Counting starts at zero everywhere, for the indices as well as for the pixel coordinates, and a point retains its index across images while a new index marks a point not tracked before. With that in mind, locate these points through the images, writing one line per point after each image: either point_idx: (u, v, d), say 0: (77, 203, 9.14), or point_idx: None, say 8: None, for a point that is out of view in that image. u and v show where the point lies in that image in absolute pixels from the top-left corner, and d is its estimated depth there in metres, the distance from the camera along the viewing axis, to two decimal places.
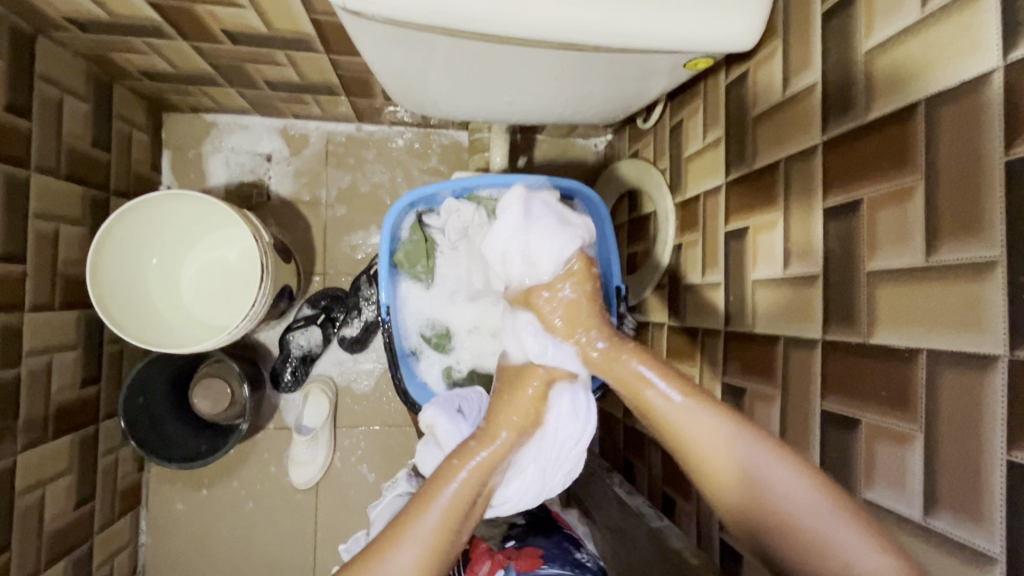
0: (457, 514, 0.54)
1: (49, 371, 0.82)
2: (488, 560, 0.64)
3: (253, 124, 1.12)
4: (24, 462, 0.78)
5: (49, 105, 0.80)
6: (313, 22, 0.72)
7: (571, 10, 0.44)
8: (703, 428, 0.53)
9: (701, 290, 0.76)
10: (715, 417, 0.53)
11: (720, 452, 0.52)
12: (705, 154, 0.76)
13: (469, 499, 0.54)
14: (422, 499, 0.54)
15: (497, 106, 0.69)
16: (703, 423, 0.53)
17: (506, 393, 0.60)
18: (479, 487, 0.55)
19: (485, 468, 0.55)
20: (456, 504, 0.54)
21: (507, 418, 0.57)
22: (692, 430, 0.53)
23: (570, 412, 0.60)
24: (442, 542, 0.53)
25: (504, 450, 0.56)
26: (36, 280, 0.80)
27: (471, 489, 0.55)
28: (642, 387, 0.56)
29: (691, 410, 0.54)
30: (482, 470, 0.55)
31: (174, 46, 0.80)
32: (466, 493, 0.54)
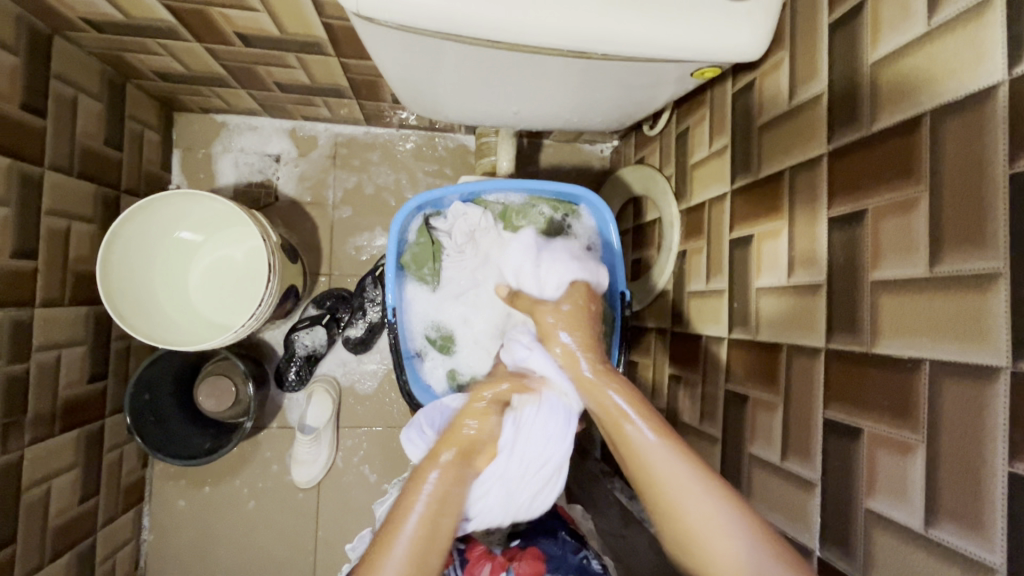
0: (425, 540, 0.53)
1: (57, 366, 0.83)
2: (489, 563, 0.64)
3: (262, 126, 1.13)
4: (31, 456, 0.79)
5: (64, 104, 0.81)
6: (324, 26, 0.73)
7: (580, 18, 0.45)
8: (670, 463, 0.54)
9: (705, 297, 0.77)
10: (678, 452, 0.54)
11: (681, 487, 0.52)
12: (711, 162, 0.76)
13: (432, 520, 0.55)
14: (388, 530, 0.54)
15: (504, 112, 0.70)
16: (669, 459, 0.54)
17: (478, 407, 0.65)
18: (439, 509, 0.56)
19: (441, 486, 0.57)
20: (421, 529, 0.54)
21: (453, 435, 0.61)
22: (657, 464, 0.54)
23: (543, 433, 0.63)
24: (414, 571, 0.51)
25: (455, 465, 0.59)
26: (47, 276, 0.81)
27: (432, 512, 0.55)
28: (619, 417, 0.58)
29: (659, 445, 0.55)
30: (440, 489, 0.57)
31: (187, 48, 0.82)
32: (428, 516, 0.55)
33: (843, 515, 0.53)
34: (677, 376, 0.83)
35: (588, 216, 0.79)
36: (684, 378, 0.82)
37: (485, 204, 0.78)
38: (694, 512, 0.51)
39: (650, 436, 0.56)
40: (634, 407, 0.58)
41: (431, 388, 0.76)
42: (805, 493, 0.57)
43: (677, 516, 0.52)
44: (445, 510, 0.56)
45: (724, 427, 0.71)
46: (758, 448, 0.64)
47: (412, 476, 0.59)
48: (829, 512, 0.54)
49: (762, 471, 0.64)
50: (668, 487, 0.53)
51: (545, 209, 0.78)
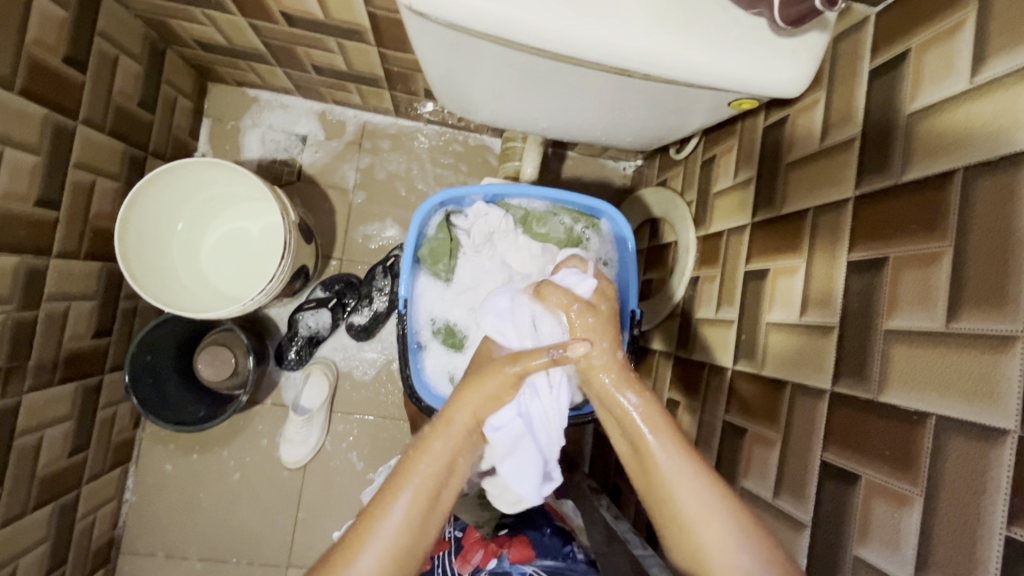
0: (424, 512, 0.51)
1: (65, 317, 0.83)
2: (482, 549, 0.71)
3: (293, 105, 1.14)
4: (28, 404, 0.79)
5: (105, 62, 0.82)
6: (369, 15, 0.74)
7: (629, 35, 0.44)
8: (682, 482, 0.52)
9: (713, 325, 0.77)
10: (699, 474, 0.52)
11: (684, 504, 0.51)
12: (734, 192, 0.77)
13: (434, 490, 0.52)
14: (381, 499, 0.51)
15: (536, 118, 0.69)
16: (685, 475, 0.52)
17: (475, 378, 0.58)
18: (441, 483, 0.53)
19: (448, 455, 0.54)
20: (417, 502, 0.51)
21: (472, 402, 0.56)
22: (673, 484, 0.52)
23: (547, 398, 0.58)
24: (407, 544, 0.50)
25: (465, 434, 0.55)
26: (67, 229, 0.81)
27: (436, 481, 0.52)
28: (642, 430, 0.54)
29: (678, 467, 0.52)
30: (443, 457, 0.53)
31: (232, 21, 0.83)
32: (428, 488, 0.52)
33: (832, 560, 0.52)
34: (676, 402, 0.84)
35: (608, 232, 0.79)
36: (682, 404, 0.82)
37: (508, 207, 0.78)
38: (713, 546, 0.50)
39: (674, 455, 0.53)
40: (662, 420, 0.54)
41: (432, 383, 0.76)
42: (794, 533, 0.57)
43: (676, 529, 0.51)
44: (448, 484, 0.53)
45: (718, 457, 0.71)
46: (751, 482, 0.64)
47: (415, 438, 0.55)
48: (818, 555, 0.54)
49: (753, 505, 0.63)
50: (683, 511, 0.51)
51: (566, 219, 0.78)
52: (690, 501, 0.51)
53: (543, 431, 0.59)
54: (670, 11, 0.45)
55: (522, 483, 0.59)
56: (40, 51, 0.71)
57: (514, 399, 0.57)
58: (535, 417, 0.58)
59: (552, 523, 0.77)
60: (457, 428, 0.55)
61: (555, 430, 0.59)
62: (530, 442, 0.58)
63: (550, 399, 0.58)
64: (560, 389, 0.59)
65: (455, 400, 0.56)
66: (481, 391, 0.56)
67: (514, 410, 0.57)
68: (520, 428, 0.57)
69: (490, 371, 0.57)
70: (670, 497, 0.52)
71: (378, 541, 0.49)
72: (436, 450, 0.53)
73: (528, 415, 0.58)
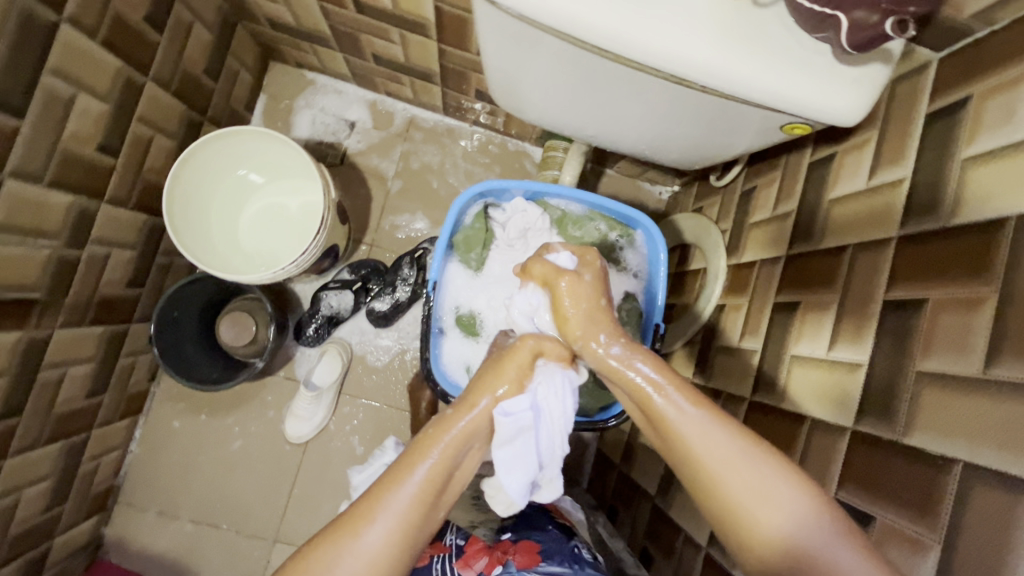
0: (434, 491, 0.51)
1: (106, 262, 0.86)
2: (485, 557, 0.72)
3: (347, 92, 1.18)
4: (58, 339, 0.82)
5: (181, 27, 0.87)
6: (435, 9, 0.77)
7: (692, 44, 0.45)
8: (707, 442, 0.49)
9: (735, 354, 0.76)
10: (729, 436, 0.48)
11: (717, 465, 0.48)
12: (771, 224, 0.76)
13: (449, 468, 0.52)
14: (395, 472, 0.51)
15: (586, 123, 0.70)
16: (706, 429, 0.49)
17: (495, 360, 0.58)
18: (455, 462, 0.53)
19: (465, 437, 0.54)
20: (432, 478, 0.51)
21: (494, 386, 0.55)
22: (694, 443, 0.49)
23: (558, 392, 0.57)
24: (417, 519, 0.50)
25: (484, 419, 0.55)
26: (121, 178, 0.85)
27: (449, 462, 0.53)
28: (647, 390, 0.52)
29: (701, 425, 0.49)
30: (459, 440, 0.53)
31: (304, 2, 0.87)
32: (443, 467, 0.52)
33: None
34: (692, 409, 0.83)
35: (642, 244, 0.78)
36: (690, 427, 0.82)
37: (546, 206, 0.78)
38: (768, 524, 0.46)
39: (689, 409, 0.50)
40: (671, 378, 0.52)
41: (448, 370, 0.76)
42: None
43: (710, 493, 0.48)
44: (460, 467, 0.54)
45: None
46: None
47: (436, 418, 0.55)
48: None
49: None
50: (729, 490, 0.47)
51: (602, 226, 0.78)
52: (723, 461, 0.48)
53: (549, 431, 0.57)
54: (736, 27, 0.45)
55: (510, 477, 0.57)
56: (125, 8, 0.75)
57: (530, 389, 0.56)
58: (545, 414, 0.57)
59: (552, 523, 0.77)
60: (476, 412, 0.54)
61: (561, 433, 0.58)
62: (533, 438, 0.56)
63: (560, 393, 0.57)
64: (569, 392, 0.58)
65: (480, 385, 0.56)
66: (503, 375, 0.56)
67: (528, 402, 0.55)
68: (529, 421, 0.55)
69: (508, 353, 0.58)
70: (709, 473, 0.48)
71: (389, 514, 0.49)
72: (456, 431, 0.54)
73: (539, 409, 0.56)
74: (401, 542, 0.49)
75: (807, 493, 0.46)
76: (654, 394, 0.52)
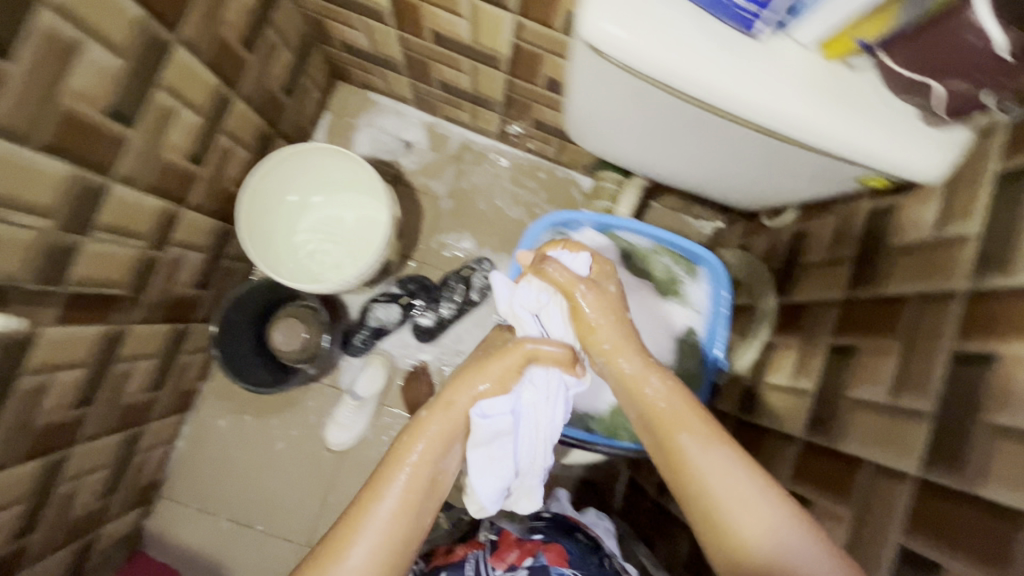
0: (413, 495, 0.58)
1: (181, 263, 0.91)
2: (517, 550, 0.74)
3: (406, 113, 1.24)
4: (133, 334, 0.86)
5: (270, 49, 0.92)
6: (513, 45, 0.81)
7: (788, 100, 0.48)
8: (721, 473, 0.54)
9: (787, 392, 0.77)
10: (739, 468, 0.54)
11: (727, 493, 0.53)
12: (828, 269, 0.78)
13: (430, 472, 0.59)
14: (376, 484, 0.58)
15: (657, 162, 0.73)
16: (722, 462, 0.54)
17: (486, 358, 0.63)
18: (435, 465, 0.60)
19: (441, 439, 0.60)
20: (412, 486, 0.58)
21: (475, 384, 0.61)
22: (709, 474, 0.54)
23: (542, 400, 0.64)
24: (401, 526, 0.57)
25: (462, 419, 0.61)
26: (206, 186, 0.90)
27: (431, 466, 0.59)
28: (670, 423, 0.57)
29: (715, 458, 0.54)
30: (437, 442, 0.60)
31: (384, 31, 0.93)
32: (421, 474, 0.59)
33: None
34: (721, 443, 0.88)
35: (704, 280, 0.79)
36: None
37: (614, 238, 0.80)
38: (763, 547, 0.51)
39: (706, 443, 0.55)
40: (694, 414, 0.57)
41: None
42: None
43: (714, 518, 0.53)
44: (442, 469, 0.61)
45: None
46: None
47: (412, 421, 0.61)
48: None
49: None
50: (717, 500, 0.53)
51: (667, 260, 0.80)
52: (733, 490, 0.53)
53: (525, 435, 0.65)
54: (828, 89, 0.48)
55: (484, 477, 0.64)
56: (230, 31, 0.80)
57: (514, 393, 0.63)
58: (524, 420, 0.64)
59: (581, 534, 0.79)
60: (453, 414, 0.61)
61: (534, 439, 0.66)
62: (509, 440, 0.64)
63: (544, 402, 0.64)
64: (555, 403, 0.65)
65: (458, 385, 0.62)
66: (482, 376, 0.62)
67: (508, 407, 0.62)
68: (507, 425, 0.63)
69: (501, 353, 0.62)
70: (703, 486, 0.54)
71: (374, 525, 0.56)
72: (430, 434, 0.60)
73: (520, 415, 0.64)
74: (389, 548, 0.56)
75: (785, 507, 0.52)
76: (678, 429, 0.56)
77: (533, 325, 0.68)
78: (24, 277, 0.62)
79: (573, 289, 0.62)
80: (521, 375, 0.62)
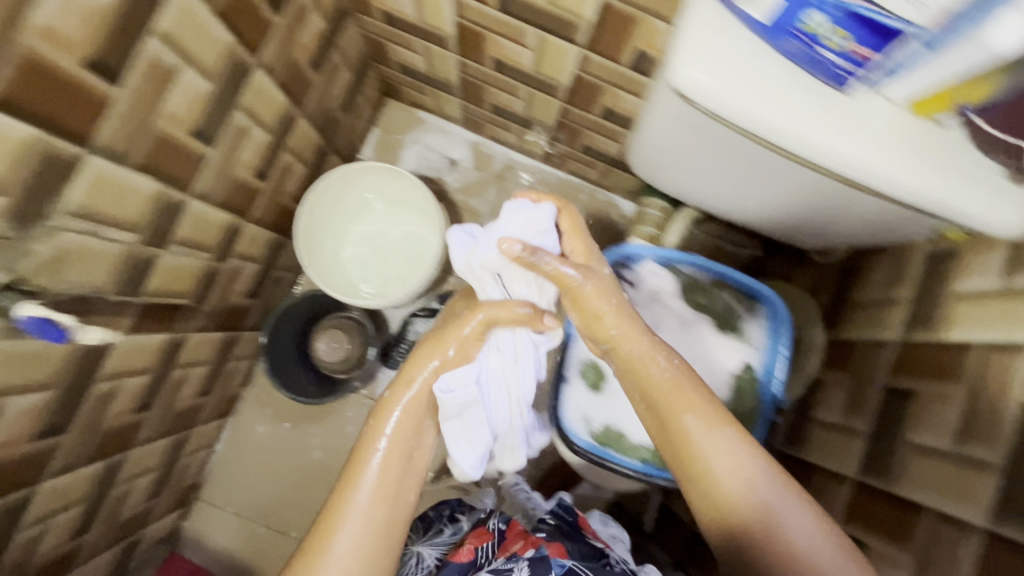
0: (389, 479, 0.61)
1: (238, 274, 0.93)
2: (522, 541, 0.73)
3: (453, 132, 1.26)
4: (191, 342, 0.88)
5: (334, 70, 0.95)
6: (575, 76, 0.83)
7: (874, 154, 0.48)
8: (714, 444, 0.59)
9: (837, 430, 0.78)
10: (732, 440, 0.59)
11: (721, 461, 0.58)
12: (883, 309, 0.78)
13: (403, 454, 0.63)
14: (354, 472, 0.62)
15: (714, 194, 0.74)
16: (714, 432, 0.59)
17: (444, 333, 0.66)
18: (408, 447, 0.63)
19: (408, 420, 0.64)
20: (386, 471, 0.61)
21: (430, 360, 0.65)
22: (702, 442, 0.59)
23: (505, 362, 0.68)
24: (382, 510, 0.60)
25: (424, 396, 0.65)
26: (268, 201, 0.92)
27: (402, 449, 0.63)
28: (669, 401, 0.61)
29: (709, 430, 0.59)
30: (406, 425, 0.64)
31: (444, 56, 0.95)
32: (395, 459, 0.62)
33: None
34: None
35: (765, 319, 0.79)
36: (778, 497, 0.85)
37: (675, 271, 0.81)
38: (756, 511, 0.57)
39: (698, 412, 0.60)
40: (693, 395, 0.61)
41: (572, 417, 0.84)
42: None
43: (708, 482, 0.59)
44: (416, 450, 0.64)
45: None
46: None
47: (376, 406, 0.66)
48: None
49: None
50: (706, 461, 0.59)
51: (727, 297, 0.80)
52: (729, 460, 0.58)
53: (494, 400, 0.69)
54: (914, 145, 0.49)
55: (463, 447, 0.67)
56: (302, 55, 0.83)
57: (476, 363, 0.65)
58: (488, 386, 0.67)
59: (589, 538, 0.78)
60: (415, 391, 0.65)
61: (506, 403, 0.70)
62: (477, 409, 0.67)
63: (511, 364, 0.68)
64: (522, 364, 0.69)
65: (411, 366, 0.66)
66: (433, 351, 0.66)
67: (471, 378, 0.65)
68: (473, 396, 0.65)
69: (458, 324, 0.65)
70: (700, 449, 0.59)
71: (356, 513, 0.59)
72: (394, 416, 0.64)
73: (483, 383, 0.67)
74: (374, 532, 0.59)
75: (767, 467, 0.58)
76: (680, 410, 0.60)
77: (497, 290, 0.67)
78: (109, 289, 0.64)
79: (566, 277, 0.61)
80: (482, 343, 0.66)
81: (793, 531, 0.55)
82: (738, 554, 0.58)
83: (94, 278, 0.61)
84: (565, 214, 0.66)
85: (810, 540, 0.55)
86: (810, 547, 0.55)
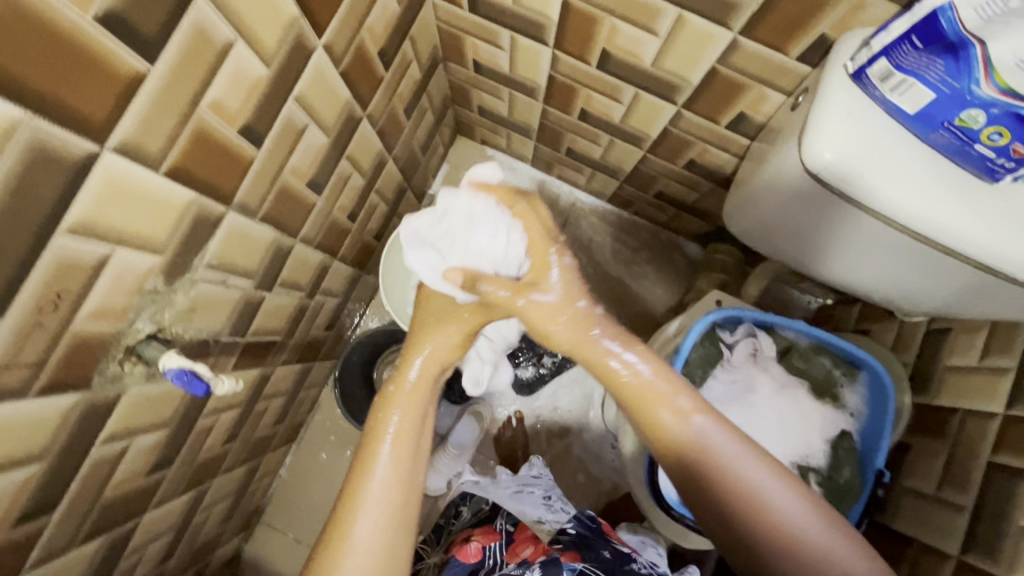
0: (401, 467, 0.57)
1: (320, 309, 0.95)
2: (531, 547, 0.72)
3: (521, 169, 1.28)
4: (275, 375, 0.90)
5: (420, 114, 0.98)
6: (665, 130, 0.84)
7: (995, 237, 0.53)
8: (685, 430, 0.58)
9: (934, 502, 0.75)
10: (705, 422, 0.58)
11: (696, 444, 0.58)
12: (979, 376, 0.75)
13: (412, 441, 0.58)
14: (363, 463, 0.57)
15: (801, 257, 0.78)
16: (677, 413, 0.59)
17: (426, 333, 0.65)
18: (417, 434, 0.59)
19: (416, 409, 0.60)
20: (397, 461, 0.57)
21: (422, 350, 0.63)
22: (667, 425, 0.59)
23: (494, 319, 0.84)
24: (398, 499, 0.55)
25: (427, 382, 0.62)
26: (353, 239, 0.94)
27: (409, 438, 0.58)
28: (630, 387, 0.60)
29: (678, 412, 0.59)
30: (411, 412, 0.60)
31: (529, 104, 0.97)
32: (404, 447, 0.58)
33: None
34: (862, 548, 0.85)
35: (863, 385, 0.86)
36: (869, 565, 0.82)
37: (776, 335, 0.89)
38: (735, 494, 0.57)
39: (660, 389, 0.60)
40: (659, 378, 0.60)
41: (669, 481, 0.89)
42: None
43: (686, 469, 0.59)
44: (423, 438, 0.60)
45: None
46: None
47: (379, 398, 0.61)
48: None
49: None
50: (676, 443, 0.59)
51: (827, 362, 0.87)
52: (703, 443, 0.58)
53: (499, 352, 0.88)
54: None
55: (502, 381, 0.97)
56: (399, 103, 0.86)
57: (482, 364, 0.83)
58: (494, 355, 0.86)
59: (609, 546, 0.71)
60: (417, 377, 0.62)
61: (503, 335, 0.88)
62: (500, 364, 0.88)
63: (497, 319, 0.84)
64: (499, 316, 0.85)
65: (407, 358, 0.63)
66: (433, 341, 0.63)
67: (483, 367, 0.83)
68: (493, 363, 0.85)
69: (436, 327, 0.64)
70: (672, 441, 0.59)
71: (371, 504, 0.54)
72: (398, 405, 0.60)
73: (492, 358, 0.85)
74: (390, 524, 0.54)
75: (740, 446, 0.58)
76: (648, 399, 0.59)
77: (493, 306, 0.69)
78: (223, 332, 0.66)
79: (513, 299, 0.59)
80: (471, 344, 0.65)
81: (780, 511, 0.55)
82: (737, 543, 0.58)
83: (213, 322, 0.63)
84: (522, 217, 0.61)
85: (799, 519, 0.55)
86: (800, 526, 0.55)
